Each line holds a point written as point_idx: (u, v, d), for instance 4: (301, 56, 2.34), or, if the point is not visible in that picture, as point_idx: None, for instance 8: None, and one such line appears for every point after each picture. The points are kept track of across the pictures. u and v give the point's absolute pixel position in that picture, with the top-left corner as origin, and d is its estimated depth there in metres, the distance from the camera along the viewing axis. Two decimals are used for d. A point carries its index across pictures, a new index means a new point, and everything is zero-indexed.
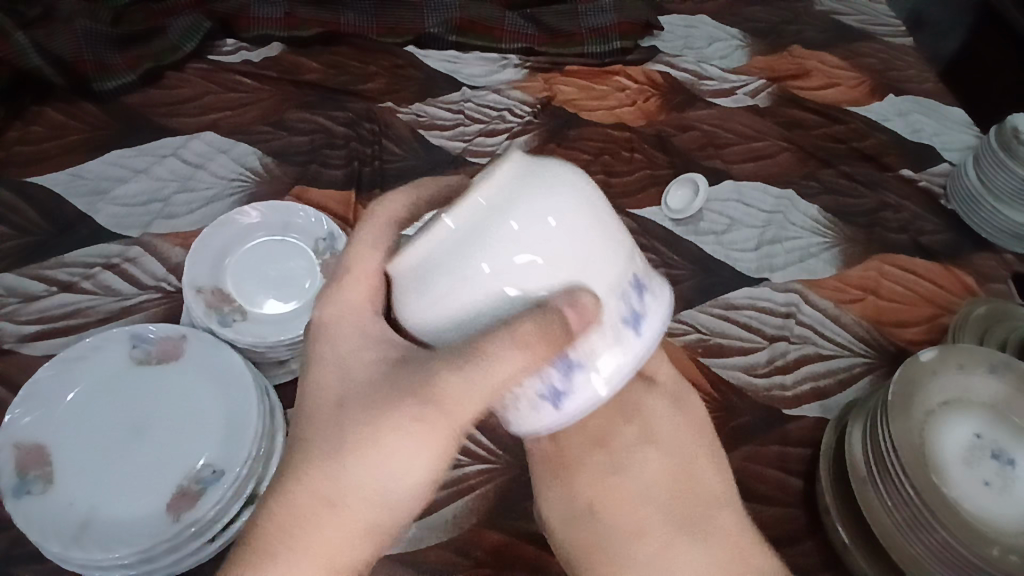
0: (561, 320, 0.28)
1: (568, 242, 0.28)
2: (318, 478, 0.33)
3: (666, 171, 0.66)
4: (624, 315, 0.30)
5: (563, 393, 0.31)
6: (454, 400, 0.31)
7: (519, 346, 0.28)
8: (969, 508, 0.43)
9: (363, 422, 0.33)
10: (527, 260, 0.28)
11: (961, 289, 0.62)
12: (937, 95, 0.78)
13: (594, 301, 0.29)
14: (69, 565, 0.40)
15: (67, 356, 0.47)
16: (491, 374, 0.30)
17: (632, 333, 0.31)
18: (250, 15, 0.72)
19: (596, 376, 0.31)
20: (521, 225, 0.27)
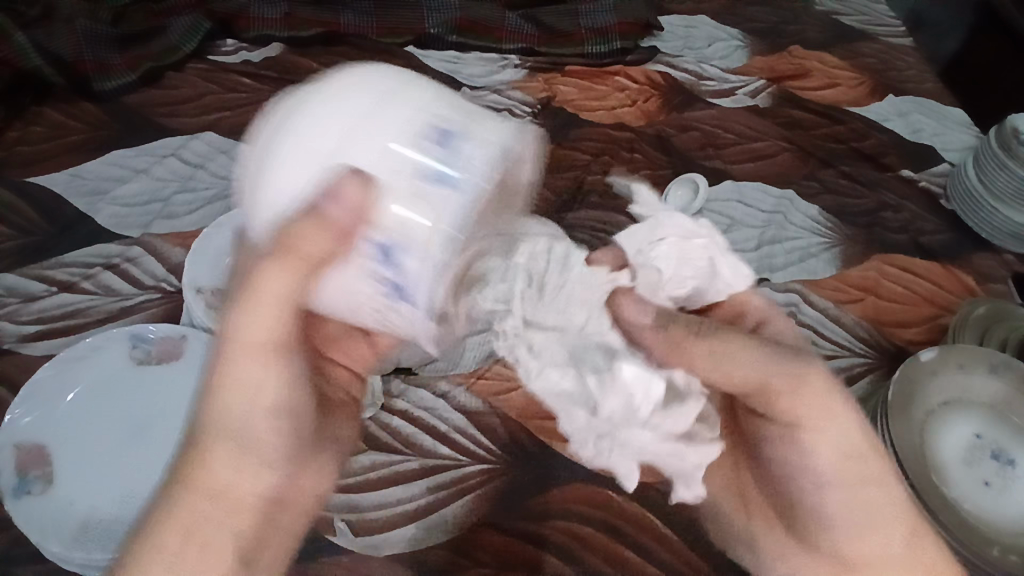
0: (356, 196, 0.35)
1: (366, 120, 0.36)
2: (202, 468, 0.38)
3: (665, 171, 0.66)
4: (431, 175, 0.36)
5: (400, 284, 0.37)
6: (305, 244, 0.38)
7: (345, 230, 0.36)
8: (969, 509, 0.43)
9: (228, 420, 0.40)
10: (335, 145, 0.36)
11: (961, 289, 0.62)
12: (937, 95, 0.79)
13: (357, 187, 0.35)
14: (70, 564, 0.41)
15: (68, 357, 0.47)
16: (325, 263, 0.37)
17: (442, 186, 0.36)
18: (250, 15, 0.72)
19: (412, 258, 0.36)
20: (329, 119, 0.36)
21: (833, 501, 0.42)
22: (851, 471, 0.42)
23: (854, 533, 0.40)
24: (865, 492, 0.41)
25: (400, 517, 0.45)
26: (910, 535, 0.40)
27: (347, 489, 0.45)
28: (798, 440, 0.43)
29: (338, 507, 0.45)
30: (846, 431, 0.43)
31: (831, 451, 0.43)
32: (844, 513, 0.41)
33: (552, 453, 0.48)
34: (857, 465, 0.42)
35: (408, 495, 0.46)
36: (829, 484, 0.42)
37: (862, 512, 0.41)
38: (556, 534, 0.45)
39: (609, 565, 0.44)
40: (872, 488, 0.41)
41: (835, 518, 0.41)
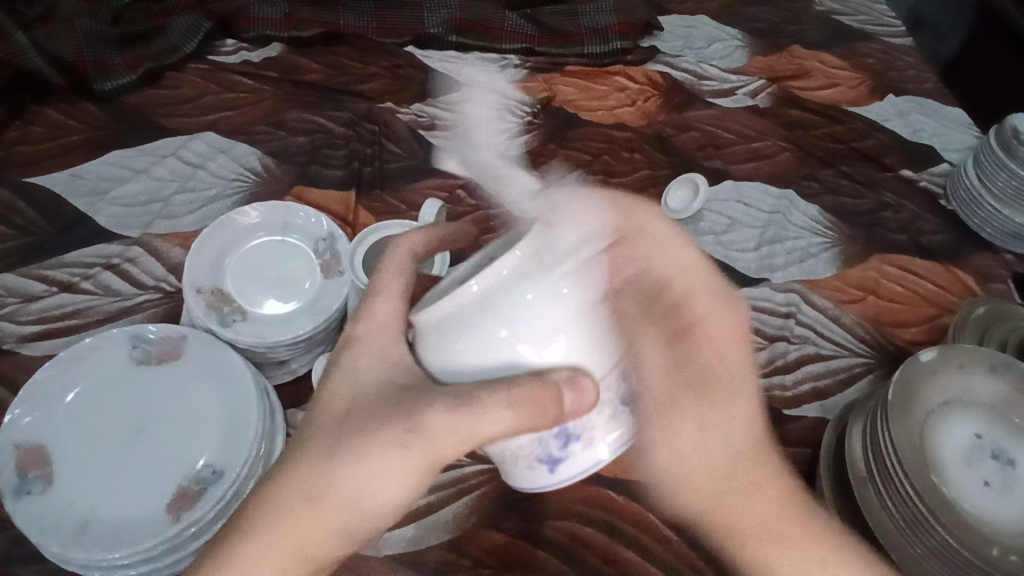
0: (558, 399, 0.30)
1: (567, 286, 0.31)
2: (307, 473, 0.34)
3: (666, 171, 0.66)
4: (620, 398, 0.33)
5: (559, 460, 0.34)
6: (436, 437, 0.32)
7: (511, 409, 0.31)
8: (970, 509, 0.43)
9: (357, 441, 0.34)
10: (525, 346, 0.32)
11: (961, 289, 0.62)
12: (936, 95, 0.79)
13: (592, 386, 0.31)
14: (69, 566, 0.40)
15: (67, 357, 0.47)
16: (474, 424, 0.32)
17: (626, 412, 0.33)
18: (250, 15, 0.72)
19: (587, 446, 0.33)
20: (531, 293, 0.31)
21: (433, 441, 0.33)
22: (689, 403, 0.36)
23: (698, 469, 0.37)
24: (500, 417, 0.31)
25: (400, 517, 0.45)
26: (520, 427, 0.31)
27: None
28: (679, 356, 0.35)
29: None
30: (714, 365, 0.37)
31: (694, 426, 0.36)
32: (683, 442, 0.36)
33: None
34: (679, 379, 0.35)
35: None
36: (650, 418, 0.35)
37: (709, 441, 0.37)
38: (556, 535, 0.45)
39: (608, 566, 0.44)
40: (695, 420, 0.36)
41: (722, 470, 0.37)
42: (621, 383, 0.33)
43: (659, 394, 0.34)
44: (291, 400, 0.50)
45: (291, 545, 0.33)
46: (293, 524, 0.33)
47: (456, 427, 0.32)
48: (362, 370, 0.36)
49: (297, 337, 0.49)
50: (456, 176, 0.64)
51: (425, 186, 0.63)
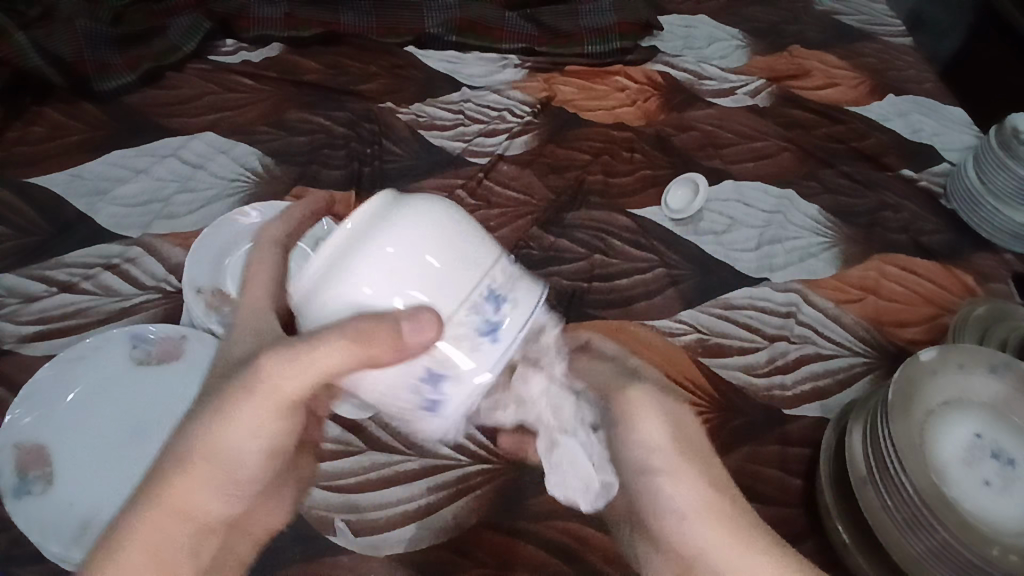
0: (398, 333, 0.31)
1: (409, 245, 0.31)
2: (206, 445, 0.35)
3: (665, 170, 0.66)
4: (480, 327, 0.33)
5: (437, 402, 0.34)
6: (285, 380, 0.34)
7: (341, 340, 0.31)
8: (970, 509, 0.43)
9: (216, 399, 0.36)
10: (382, 298, 0.31)
11: (961, 289, 0.62)
12: (937, 95, 0.78)
13: (435, 318, 0.32)
14: (70, 566, 0.40)
15: (68, 356, 0.47)
16: (317, 360, 0.32)
17: (490, 341, 0.33)
18: (250, 15, 0.72)
19: (456, 382, 0.34)
20: (391, 247, 0.31)
21: (271, 387, 0.34)
22: (695, 471, 0.40)
23: (694, 514, 0.38)
24: (334, 352, 0.32)
25: (400, 517, 0.45)
26: (360, 361, 0.32)
27: (348, 489, 0.46)
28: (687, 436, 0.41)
29: (338, 507, 0.45)
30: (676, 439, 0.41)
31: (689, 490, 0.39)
32: (683, 502, 0.39)
33: None
34: (685, 449, 0.41)
35: (409, 494, 0.46)
36: (659, 470, 0.40)
37: (706, 493, 0.39)
38: (556, 535, 0.45)
39: (608, 565, 0.44)
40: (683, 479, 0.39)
41: (687, 509, 0.38)
42: (472, 312, 0.33)
43: (670, 458, 0.40)
44: None
45: (175, 518, 0.35)
46: (168, 496, 0.34)
47: (332, 373, 0.33)
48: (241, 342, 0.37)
49: None
50: (456, 176, 0.64)
51: (424, 186, 0.63)
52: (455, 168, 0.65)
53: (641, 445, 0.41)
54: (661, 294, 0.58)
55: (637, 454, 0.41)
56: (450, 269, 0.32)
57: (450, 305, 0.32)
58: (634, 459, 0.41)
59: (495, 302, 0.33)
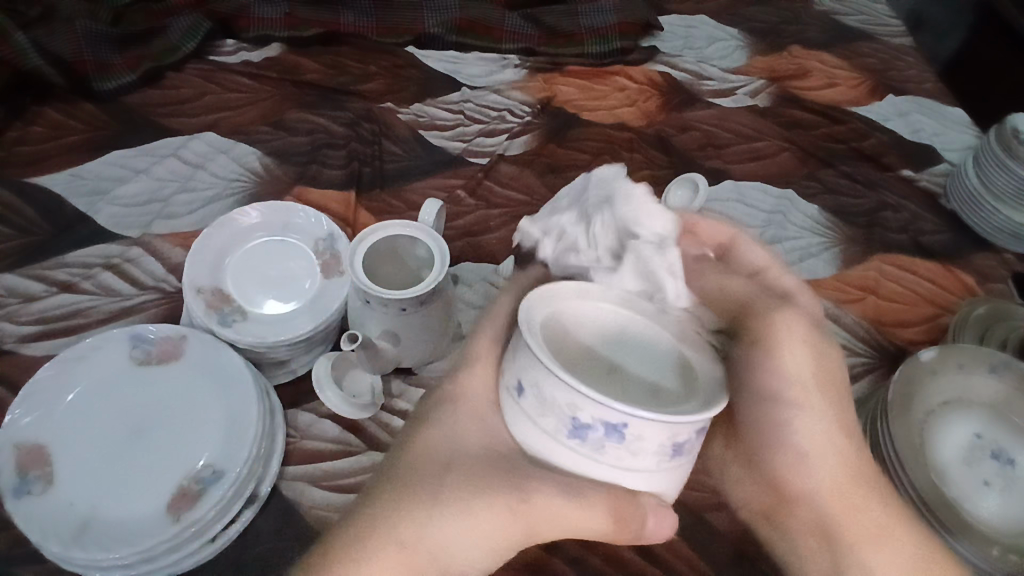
0: (629, 504, 0.32)
1: (547, 413, 0.30)
2: (383, 519, 0.35)
3: (666, 171, 0.66)
4: (606, 435, 0.29)
5: (675, 449, 0.30)
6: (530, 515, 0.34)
7: (585, 512, 0.32)
8: (969, 509, 0.43)
9: (449, 485, 0.35)
10: (578, 467, 0.31)
11: (961, 289, 0.62)
12: (936, 95, 0.79)
13: (647, 496, 0.32)
14: (68, 565, 0.40)
15: (67, 357, 0.47)
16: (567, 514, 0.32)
17: (621, 437, 0.29)
18: (250, 15, 0.72)
19: (670, 442, 0.29)
20: (536, 404, 0.31)
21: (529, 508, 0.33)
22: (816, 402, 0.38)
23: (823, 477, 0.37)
24: (589, 514, 0.32)
25: None
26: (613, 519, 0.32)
27: (348, 489, 0.46)
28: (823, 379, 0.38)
29: (338, 507, 0.45)
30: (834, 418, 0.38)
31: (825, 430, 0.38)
32: (805, 435, 0.38)
33: None
34: (829, 387, 0.38)
35: None
36: (792, 403, 0.38)
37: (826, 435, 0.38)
38: None
39: (609, 565, 0.44)
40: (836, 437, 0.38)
41: (810, 451, 0.38)
42: (602, 450, 0.30)
43: (798, 392, 0.38)
44: (290, 400, 0.50)
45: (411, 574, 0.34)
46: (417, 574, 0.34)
47: (557, 509, 0.32)
48: (461, 433, 0.36)
49: (297, 337, 0.49)
50: (456, 176, 0.64)
51: (425, 186, 0.63)
52: (456, 167, 0.65)
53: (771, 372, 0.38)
54: None
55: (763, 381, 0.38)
56: (570, 457, 0.31)
57: (591, 466, 0.31)
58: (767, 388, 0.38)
59: (618, 434, 0.29)
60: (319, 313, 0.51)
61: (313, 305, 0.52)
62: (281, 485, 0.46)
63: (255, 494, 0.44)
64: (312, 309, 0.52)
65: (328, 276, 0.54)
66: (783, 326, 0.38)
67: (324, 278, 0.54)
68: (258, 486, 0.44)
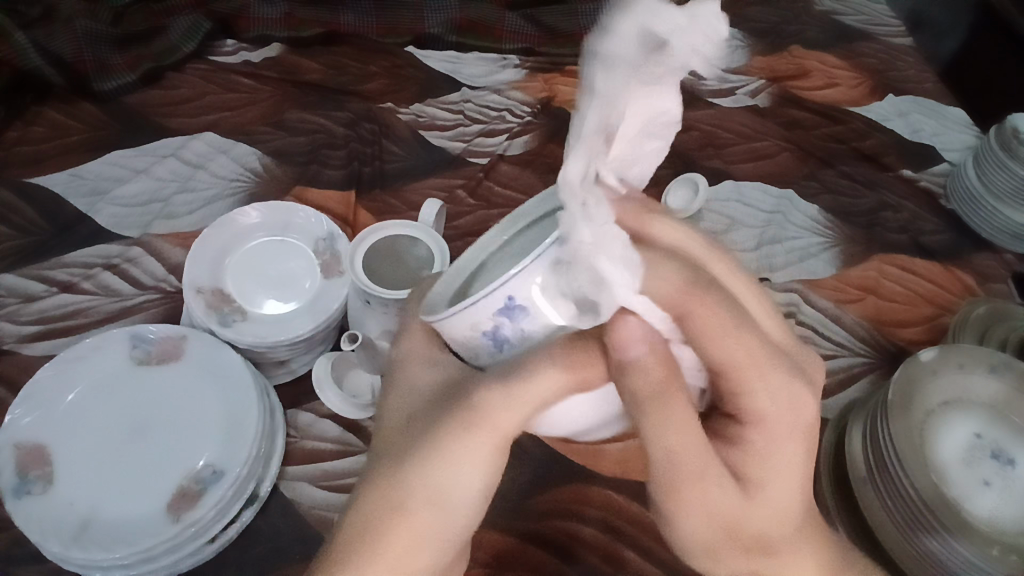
0: (617, 348, 0.29)
1: (468, 336, 0.29)
2: (385, 486, 0.32)
3: (666, 171, 0.66)
4: (507, 312, 0.27)
5: (599, 270, 0.27)
6: (497, 415, 0.31)
7: (558, 368, 0.29)
8: (970, 509, 0.43)
9: (419, 435, 0.33)
10: (521, 356, 0.29)
11: (961, 289, 0.62)
12: (936, 95, 0.79)
13: (619, 331, 0.29)
14: (68, 565, 0.40)
15: (67, 357, 0.47)
16: (531, 388, 0.29)
17: (530, 312, 0.27)
18: (250, 15, 0.72)
19: (598, 292, 0.25)
20: (458, 339, 0.30)
21: (486, 411, 0.31)
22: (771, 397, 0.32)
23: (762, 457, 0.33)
24: (554, 379, 0.29)
25: None
26: (578, 380, 0.29)
27: (348, 489, 0.46)
28: (800, 402, 0.33)
29: (337, 506, 0.45)
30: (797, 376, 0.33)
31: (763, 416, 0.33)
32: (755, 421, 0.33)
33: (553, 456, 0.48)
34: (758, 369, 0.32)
35: None
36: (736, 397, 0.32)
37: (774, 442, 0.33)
38: (555, 534, 0.45)
39: (608, 565, 0.44)
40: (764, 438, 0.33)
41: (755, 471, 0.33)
42: (526, 324, 0.28)
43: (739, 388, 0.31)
44: (290, 400, 0.50)
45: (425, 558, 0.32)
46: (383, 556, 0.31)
47: (509, 396, 0.30)
48: (415, 382, 0.35)
49: (297, 337, 0.48)
50: (456, 176, 0.64)
51: (424, 186, 0.63)
52: (456, 167, 0.65)
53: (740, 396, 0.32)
54: None
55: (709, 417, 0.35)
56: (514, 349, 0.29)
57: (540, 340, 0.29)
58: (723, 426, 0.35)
59: (516, 308, 0.27)
60: (319, 313, 0.51)
61: (312, 305, 0.52)
62: (281, 484, 0.46)
63: (255, 495, 0.44)
64: (311, 309, 0.52)
65: (328, 276, 0.54)
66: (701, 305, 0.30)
67: (324, 278, 0.54)
68: (258, 487, 0.44)
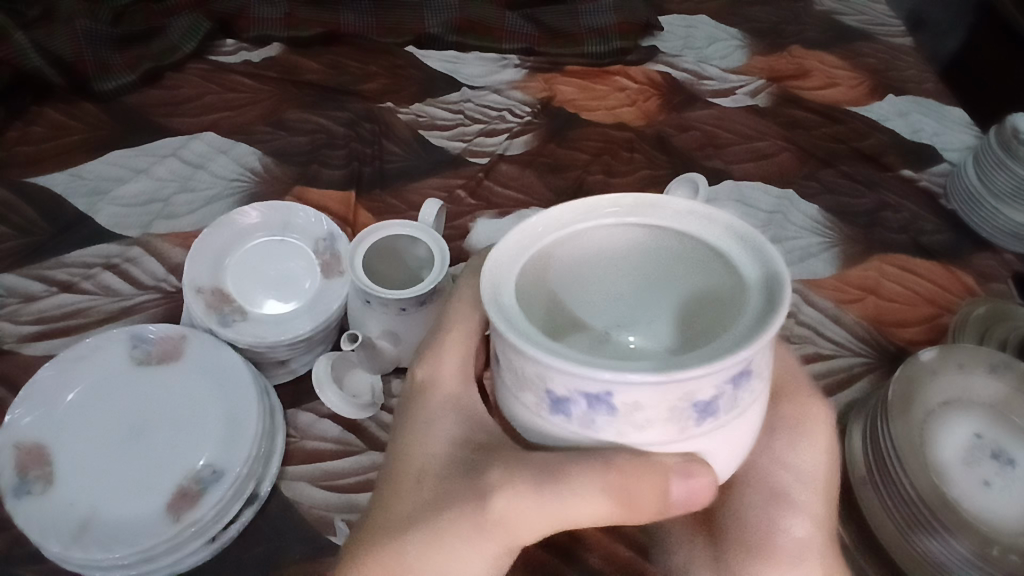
0: (666, 484, 0.25)
1: (542, 381, 0.23)
2: (388, 551, 0.31)
3: (666, 171, 0.66)
4: (589, 397, 0.22)
5: (708, 404, 0.23)
6: (517, 522, 0.30)
7: (606, 492, 0.26)
8: (970, 509, 0.43)
9: (433, 504, 0.31)
10: (578, 436, 0.24)
11: (962, 289, 0.62)
12: (937, 95, 0.79)
13: (681, 461, 0.24)
14: (68, 565, 0.40)
15: (67, 357, 0.47)
16: (568, 504, 0.28)
17: (609, 409, 0.23)
18: (250, 15, 0.73)
19: (685, 428, 0.23)
20: (531, 386, 0.24)
21: (511, 520, 0.30)
22: (817, 508, 0.36)
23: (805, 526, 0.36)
24: (596, 495, 0.27)
25: None
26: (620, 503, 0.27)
27: (347, 489, 0.46)
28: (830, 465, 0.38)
29: (337, 506, 0.45)
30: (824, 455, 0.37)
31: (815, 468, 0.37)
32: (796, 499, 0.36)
33: None
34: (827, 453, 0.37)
35: None
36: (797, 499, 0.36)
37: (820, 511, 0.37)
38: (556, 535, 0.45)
39: (608, 565, 0.44)
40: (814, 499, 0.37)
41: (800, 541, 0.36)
42: (599, 414, 0.23)
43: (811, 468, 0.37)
44: (290, 400, 0.50)
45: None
46: None
47: (545, 505, 0.29)
48: (435, 432, 0.34)
49: (297, 337, 0.49)
50: (456, 176, 0.64)
51: (424, 186, 0.63)
52: (456, 167, 0.65)
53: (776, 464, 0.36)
54: None
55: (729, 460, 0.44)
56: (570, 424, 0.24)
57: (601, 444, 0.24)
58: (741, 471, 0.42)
59: (604, 405, 0.22)
60: (319, 313, 0.51)
61: (313, 305, 0.52)
62: (281, 484, 0.46)
63: (255, 495, 0.44)
64: (312, 309, 0.52)
65: (328, 276, 0.54)
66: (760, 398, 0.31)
67: (324, 278, 0.54)
68: (258, 487, 0.44)
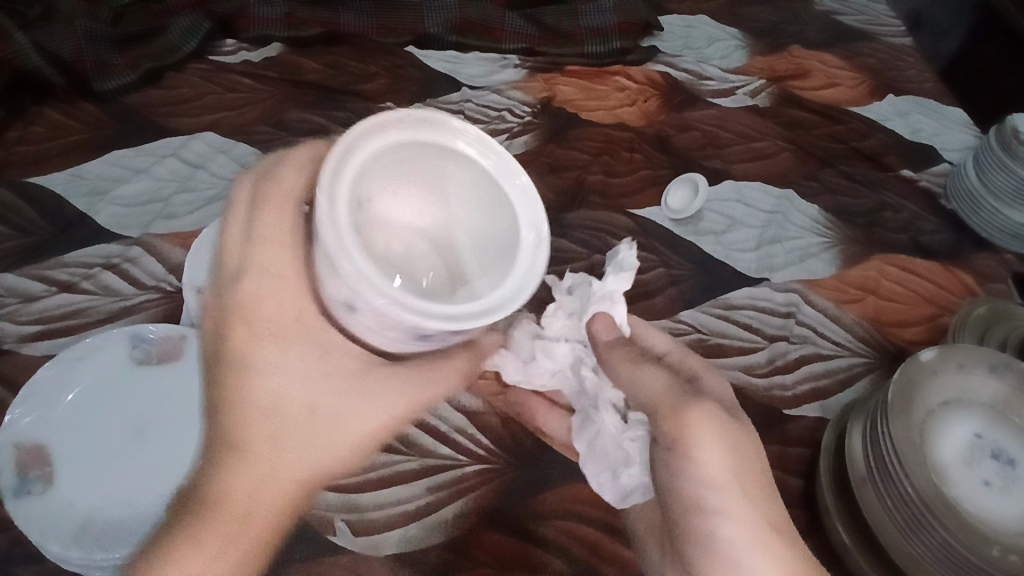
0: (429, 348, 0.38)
1: (376, 308, 0.32)
2: (253, 458, 0.41)
3: (665, 171, 0.66)
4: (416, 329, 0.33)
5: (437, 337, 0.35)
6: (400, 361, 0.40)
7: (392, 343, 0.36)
8: (970, 509, 0.43)
9: (300, 406, 0.42)
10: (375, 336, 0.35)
11: (961, 289, 0.62)
12: (936, 95, 0.79)
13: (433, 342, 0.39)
14: (70, 565, 0.41)
15: (68, 357, 0.47)
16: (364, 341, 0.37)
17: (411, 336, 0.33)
18: (251, 15, 0.72)
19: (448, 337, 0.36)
20: (364, 307, 0.33)
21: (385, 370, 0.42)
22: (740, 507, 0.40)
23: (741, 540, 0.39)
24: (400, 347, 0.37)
25: (400, 517, 0.46)
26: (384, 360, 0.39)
27: (346, 488, 0.46)
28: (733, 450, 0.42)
29: (337, 506, 0.45)
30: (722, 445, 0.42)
31: (718, 453, 0.41)
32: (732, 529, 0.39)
33: (551, 454, 0.50)
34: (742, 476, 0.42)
35: (409, 495, 0.47)
36: (712, 506, 0.40)
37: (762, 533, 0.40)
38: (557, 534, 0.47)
39: (607, 564, 0.46)
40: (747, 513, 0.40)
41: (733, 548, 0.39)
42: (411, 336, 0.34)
43: (714, 488, 0.40)
44: None
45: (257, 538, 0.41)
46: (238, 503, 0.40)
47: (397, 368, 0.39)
48: (304, 361, 0.42)
49: None
50: None
51: None
52: None
53: (688, 477, 0.41)
54: (660, 294, 0.57)
55: (692, 485, 0.41)
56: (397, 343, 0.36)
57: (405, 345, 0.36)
58: (689, 497, 0.41)
59: (426, 340, 0.34)
60: None
61: None
62: None
63: None
64: None
65: None
66: (690, 419, 0.42)
67: None
68: None
